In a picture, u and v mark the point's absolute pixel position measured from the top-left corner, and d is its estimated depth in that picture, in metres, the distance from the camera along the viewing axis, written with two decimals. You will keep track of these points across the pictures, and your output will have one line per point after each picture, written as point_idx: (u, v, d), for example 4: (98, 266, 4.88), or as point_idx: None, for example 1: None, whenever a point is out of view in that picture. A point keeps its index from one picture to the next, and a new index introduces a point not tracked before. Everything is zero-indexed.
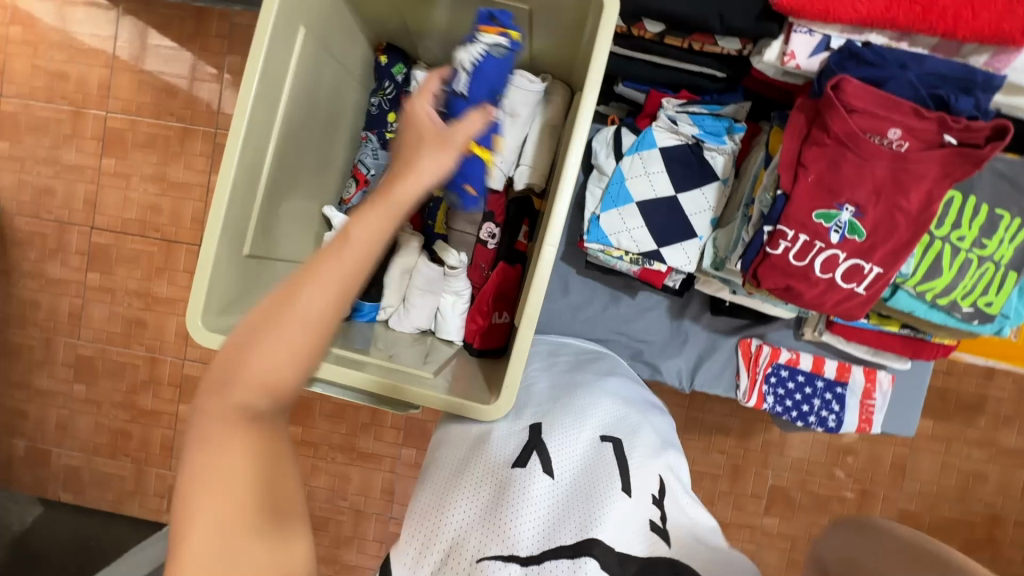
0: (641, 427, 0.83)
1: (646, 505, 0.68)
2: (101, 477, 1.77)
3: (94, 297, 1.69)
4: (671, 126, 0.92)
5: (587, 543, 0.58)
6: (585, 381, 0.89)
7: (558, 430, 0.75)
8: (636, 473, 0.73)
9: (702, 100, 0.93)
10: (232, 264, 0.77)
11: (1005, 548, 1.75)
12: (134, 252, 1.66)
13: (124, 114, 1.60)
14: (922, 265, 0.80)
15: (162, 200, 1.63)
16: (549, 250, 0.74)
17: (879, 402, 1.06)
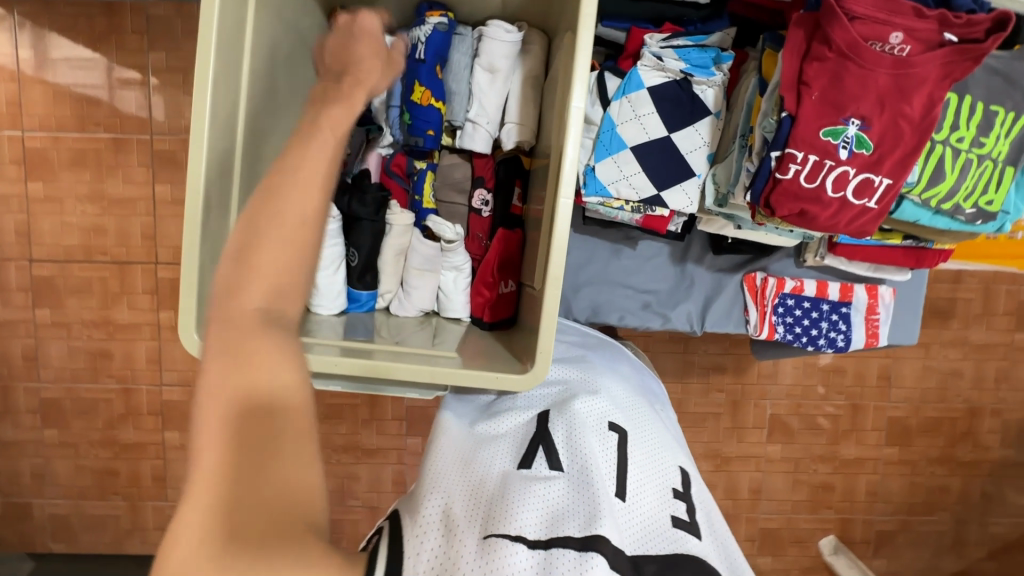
0: (653, 423, 0.82)
1: (660, 502, 0.66)
2: (92, 521, 1.67)
3: (47, 335, 1.55)
4: (658, 63, 0.88)
5: (597, 537, 0.55)
6: (598, 366, 0.89)
7: (563, 417, 0.75)
8: (651, 466, 0.72)
9: (686, 31, 0.89)
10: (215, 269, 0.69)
11: (984, 436, 1.88)
12: (84, 280, 1.52)
13: (44, 131, 1.44)
14: (926, 172, 0.80)
15: (105, 220, 1.49)
16: (565, 203, 0.69)
17: (883, 315, 1.09)
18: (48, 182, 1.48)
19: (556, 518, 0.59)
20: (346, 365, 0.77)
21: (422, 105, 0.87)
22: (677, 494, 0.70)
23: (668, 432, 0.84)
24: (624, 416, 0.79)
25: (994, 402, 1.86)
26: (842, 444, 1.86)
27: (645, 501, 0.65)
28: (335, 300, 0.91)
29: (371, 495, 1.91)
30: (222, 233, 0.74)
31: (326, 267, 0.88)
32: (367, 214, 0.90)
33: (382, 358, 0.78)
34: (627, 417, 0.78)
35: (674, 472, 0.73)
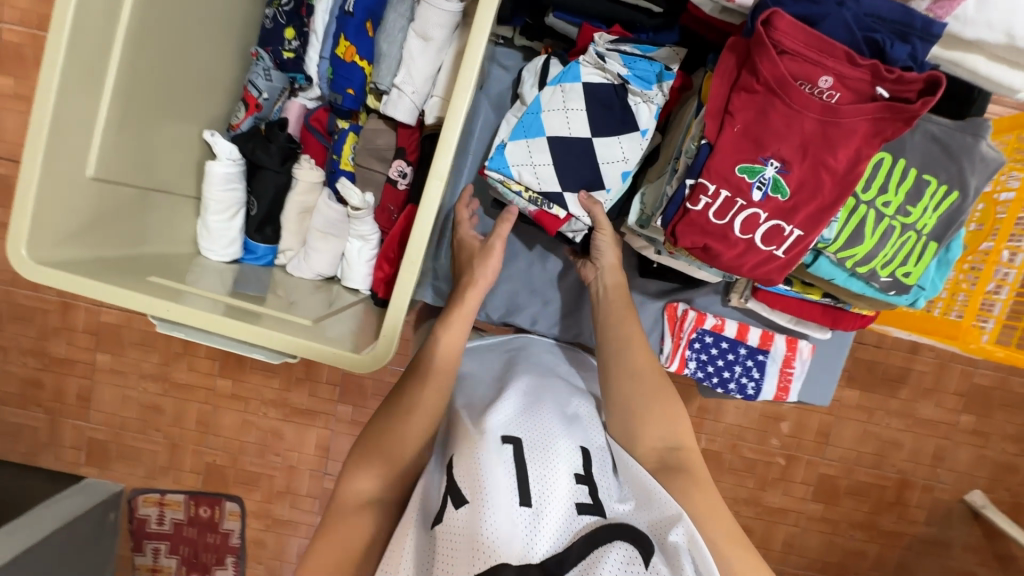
0: (547, 413, 0.77)
1: (561, 493, 0.64)
2: (14, 426, 1.89)
3: None
4: (598, 61, 0.84)
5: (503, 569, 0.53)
6: (480, 400, 0.82)
7: (462, 454, 0.68)
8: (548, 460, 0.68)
9: (636, 39, 0.85)
10: (69, 189, 0.66)
11: (911, 509, 1.86)
12: None
13: (22, 26, 1.47)
14: (845, 230, 0.76)
15: None
16: (436, 184, 0.64)
17: (798, 370, 1.05)
18: (18, 79, 1.51)
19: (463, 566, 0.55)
20: (224, 324, 0.70)
21: (346, 61, 0.88)
22: (579, 478, 0.68)
23: (562, 414, 0.80)
24: (513, 422, 0.73)
25: (927, 478, 1.84)
26: (768, 491, 1.85)
27: (547, 499, 0.63)
28: (226, 248, 0.89)
29: (293, 454, 1.90)
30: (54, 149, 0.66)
31: (222, 211, 0.86)
32: (271, 164, 0.89)
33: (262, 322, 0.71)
34: (514, 424, 0.73)
35: (572, 453, 0.71)
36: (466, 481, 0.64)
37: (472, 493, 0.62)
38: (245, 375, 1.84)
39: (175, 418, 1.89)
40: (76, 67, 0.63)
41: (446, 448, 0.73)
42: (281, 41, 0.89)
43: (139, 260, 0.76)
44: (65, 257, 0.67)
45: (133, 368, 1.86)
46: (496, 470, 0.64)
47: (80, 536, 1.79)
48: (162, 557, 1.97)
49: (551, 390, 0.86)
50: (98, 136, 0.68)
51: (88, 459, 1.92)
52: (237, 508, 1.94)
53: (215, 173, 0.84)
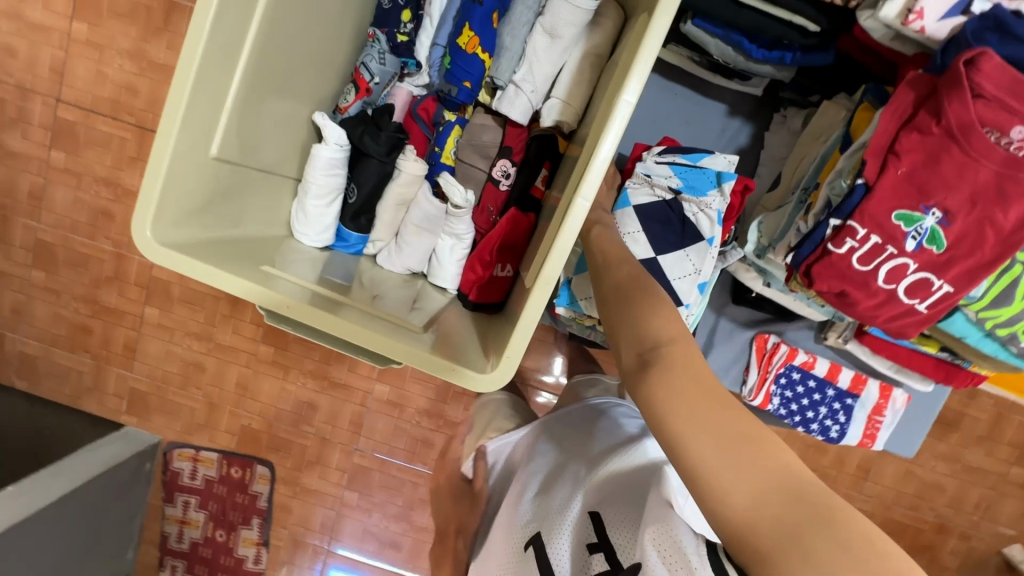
0: (562, 484, 0.75)
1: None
2: (58, 367, 1.92)
3: (56, 179, 1.73)
4: (647, 181, 0.88)
5: None
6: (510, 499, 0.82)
7: None
8: (562, 552, 0.66)
9: (683, 151, 0.88)
10: (192, 167, 0.63)
11: (943, 555, 1.81)
12: (105, 135, 1.70)
13: None
14: (993, 289, 0.70)
15: (138, 80, 1.66)
16: (581, 205, 0.59)
17: (888, 419, 1.00)
18: (92, 27, 1.63)
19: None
20: (316, 317, 0.64)
21: (466, 52, 0.82)
22: (592, 545, 0.64)
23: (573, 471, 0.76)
24: (531, 522, 0.73)
25: (966, 527, 1.79)
26: None
27: None
28: (320, 234, 0.87)
29: (326, 426, 1.91)
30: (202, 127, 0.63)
31: (321, 198, 0.83)
32: (378, 153, 0.85)
33: (349, 317, 0.66)
34: (531, 521, 0.73)
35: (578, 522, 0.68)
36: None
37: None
38: (287, 344, 1.84)
39: (216, 377, 1.91)
40: (218, 37, 0.59)
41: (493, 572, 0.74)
42: (398, 23, 0.85)
43: (244, 243, 0.73)
44: (181, 236, 0.64)
45: (179, 325, 1.87)
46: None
47: (116, 484, 1.81)
48: (191, 510, 2.02)
49: (572, 447, 0.83)
50: (224, 112, 0.65)
51: (129, 408, 1.95)
52: (266, 472, 1.96)
53: (320, 157, 0.81)
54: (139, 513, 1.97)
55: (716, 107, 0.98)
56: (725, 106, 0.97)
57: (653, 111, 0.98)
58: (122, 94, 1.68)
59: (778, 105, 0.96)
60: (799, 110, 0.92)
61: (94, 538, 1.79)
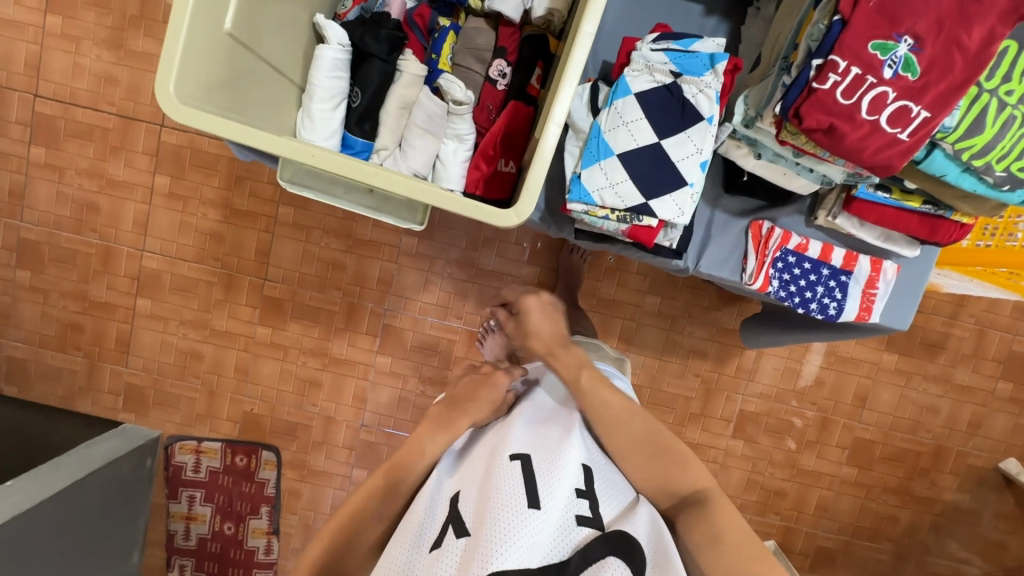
0: (554, 425, 0.81)
1: (562, 504, 0.70)
2: (48, 369, 1.89)
3: (38, 174, 1.74)
4: (646, 68, 0.90)
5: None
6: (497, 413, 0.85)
7: (470, 486, 0.72)
8: (554, 477, 0.72)
9: (676, 37, 0.90)
10: (209, 36, 0.66)
11: (944, 475, 1.86)
12: (86, 126, 1.71)
13: None
14: (966, 119, 0.76)
15: (118, 70, 1.68)
16: (584, 42, 0.71)
17: (881, 290, 1.05)
18: (68, 20, 1.65)
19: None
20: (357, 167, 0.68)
21: None
22: (583, 490, 0.73)
23: (575, 421, 0.83)
24: (526, 439, 0.77)
25: (963, 445, 1.85)
26: (804, 454, 1.85)
27: (551, 521, 0.68)
28: (327, 139, 0.89)
29: (330, 405, 1.90)
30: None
31: (324, 99, 0.87)
32: (380, 52, 0.88)
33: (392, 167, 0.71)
34: (525, 438, 0.77)
35: (577, 469, 0.75)
36: (473, 509, 0.70)
37: (477, 518, 0.68)
38: (285, 323, 1.83)
39: (214, 364, 1.89)
40: None
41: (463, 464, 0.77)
42: None
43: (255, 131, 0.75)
44: (200, 104, 0.66)
45: (173, 315, 1.85)
46: (507, 488, 0.69)
47: (118, 480, 1.75)
48: (196, 504, 1.97)
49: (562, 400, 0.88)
50: None
51: (125, 405, 1.92)
52: (272, 458, 1.94)
53: (324, 57, 0.85)
54: (142, 519, 1.89)
55: (692, 8, 1.03)
56: (701, 7, 1.03)
57: (630, 20, 1.03)
58: (101, 84, 1.69)
59: (750, 1, 1.02)
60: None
61: (100, 540, 1.71)
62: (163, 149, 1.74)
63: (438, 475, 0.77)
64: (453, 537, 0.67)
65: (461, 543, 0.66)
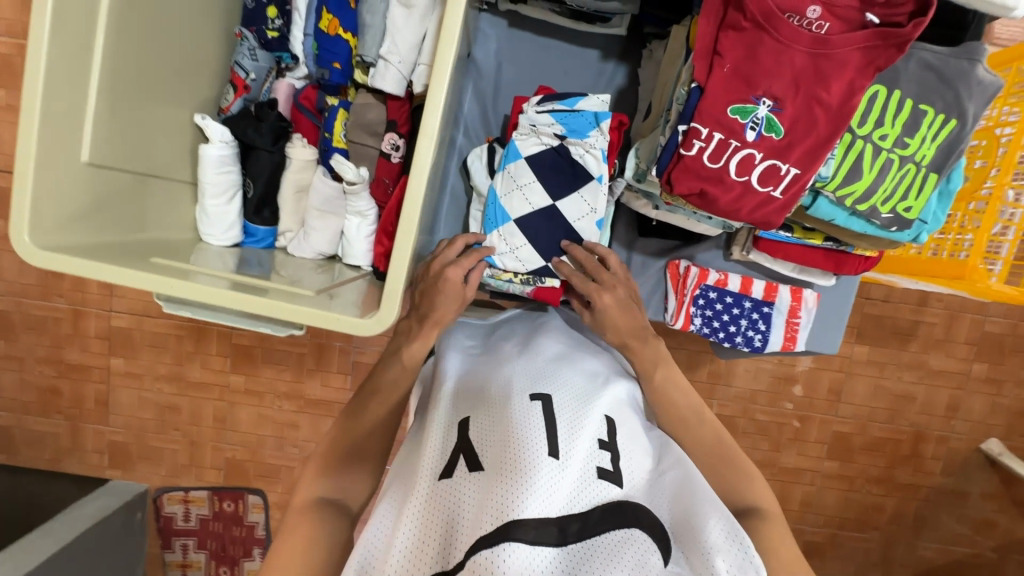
0: (569, 374, 0.79)
1: (582, 456, 0.65)
2: (34, 434, 1.89)
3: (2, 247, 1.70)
4: (533, 131, 0.90)
5: (515, 521, 0.55)
6: (501, 356, 0.84)
7: (481, 421, 0.69)
8: (572, 426, 0.69)
9: (561, 96, 0.90)
10: (64, 175, 0.66)
11: (927, 461, 1.82)
12: None
13: None
14: (842, 166, 0.75)
15: None
16: (427, 144, 0.63)
17: (804, 319, 1.05)
18: None
19: (478, 517, 0.56)
20: (233, 298, 0.68)
21: (330, 34, 0.88)
22: (602, 445, 0.69)
23: (588, 374, 0.81)
24: (541, 383, 0.75)
25: (944, 430, 1.80)
26: (783, 452, 1.82)
27: (574, 466, 0.64)
28: (227, 232, 0.90)
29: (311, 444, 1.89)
30: (67, 134, 0.66)
31: (215, 195, 0.86)
32: (264, 144, 0.89)
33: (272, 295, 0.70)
34: (542, 384, 0.75)
35: (596, 421, 0.72)
36: (488, 442, 0.66)
37: (494, 455, 0.63)
38: (258, 369, 1.83)
39: (193, 416, 1.89)
40: (61, 43, 0.62)
41: (470, 396, 0.75)
42: (265, 20, 0.90)
43: (144, 244, 0.77)
44: (66, 241, 0.67)
45: (147, 370, 1.86)
46: (525, 426, 0.66)
47: (108, 536, 1.81)
48: (191, 552, 2.01)
49: (570, 355, 0.86)
50: (91, 121, 0.68)
51: (112, 462, 1.92)
52: (259, 500, 1.93)
53: (209, 156, 0.84)
54: (138, 563, 1.96)
55: (589, 54, 1.02)
56: (597, 51, 1.02)
57: (532, 68, 1.02)
58: None
59: (644, 41, 1.00)
60: (661, 42, 0.96)
61: None
62: None
63: (444, 409, 0.75)
64: (467, 471, 0.63)
65: (477, 476, 0.61)
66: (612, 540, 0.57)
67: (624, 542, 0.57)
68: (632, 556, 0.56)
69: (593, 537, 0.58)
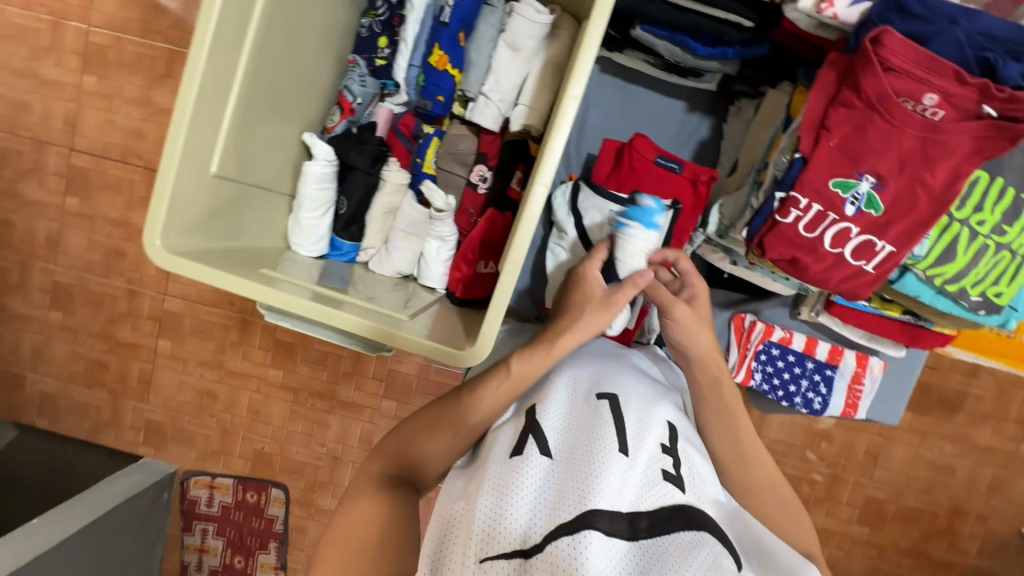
0: (634, 378, 0.78)
1: (649, 456, 0.63)
2: (77, 404, 1.89)
3: (72, 222, 1.71)
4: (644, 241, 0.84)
5: (589, 514, 0.54)
6: (564, 353, 0.83)
7: (549, 409, 0.68)
8: (639, 425, 0.67)
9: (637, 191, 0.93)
10: (196, 186, 0.71)
11: (963, 538, 1.73)
12: (115, 178, 1.68)
13: (108, 29, 1.57)
14: (935, 248, 0.76)
15: (146, 125, 1.63)
16: (540, 190, 0.66)
17: (867, 387, 1.04)
18: (102, 78, 1.61)
19: (554, 505, 0.55)
20: (318, 313, 0.72)
21: (438, 69, 0.91)
22: (667, 448, 0.66)
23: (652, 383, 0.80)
24: (607, 381, 0.74)
25: (983, 508, 1.71)
26: (810, 509, 1.75)
27: (642, 462, 0.62)
28: (316, 244, 0.93)
29: (338, 445, 1.86)
30: (202, 149, 0.70)
31: (313, 209, 0.90)
32: (363, 166, 0.92)
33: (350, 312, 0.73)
34: (609, 382, 0.74)
35: (662, 425, 0.69)
36: (556, 431, 0.65)
37: (563, 448, 0.62)
38: (295, 367, 1.81)
39: (228, 404, 1.88)
40: (211, 67, 0.67)
41: (535, 388, 0.74)
42: (375, 49, 0.94)
43: (243, 252, 0.80)
44: (188, 247, 0.72)
45: (191, 355, 1.85)
46: (595, 423, 0.65)
47: (134, 515, 1.79)
48: (209, 538, 1.97)
49: (633, 362, 0.85)
50: (221, 140, 0.73)
51: (146, 439, 1.92)
52: (281, 494, 1.91)
53: (311, 172, 0.88)
54: (157, 544, 1.92)
55: (676, 104, 1.04)
56: (683, 103, 1.04)
57: (619, 114, 1.05)
58: (131, 138, 1.66)
59: (732, 97, 1.02)
60: (751, 100, 0.99)
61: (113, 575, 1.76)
62: None
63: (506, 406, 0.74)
64: (537, 453, 0.62)
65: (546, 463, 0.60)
66: (682, 541, 0.54)
67: (695, 543, 0.54)
68: (705, 558, 0.52)
69: (663, 537, 0.55)
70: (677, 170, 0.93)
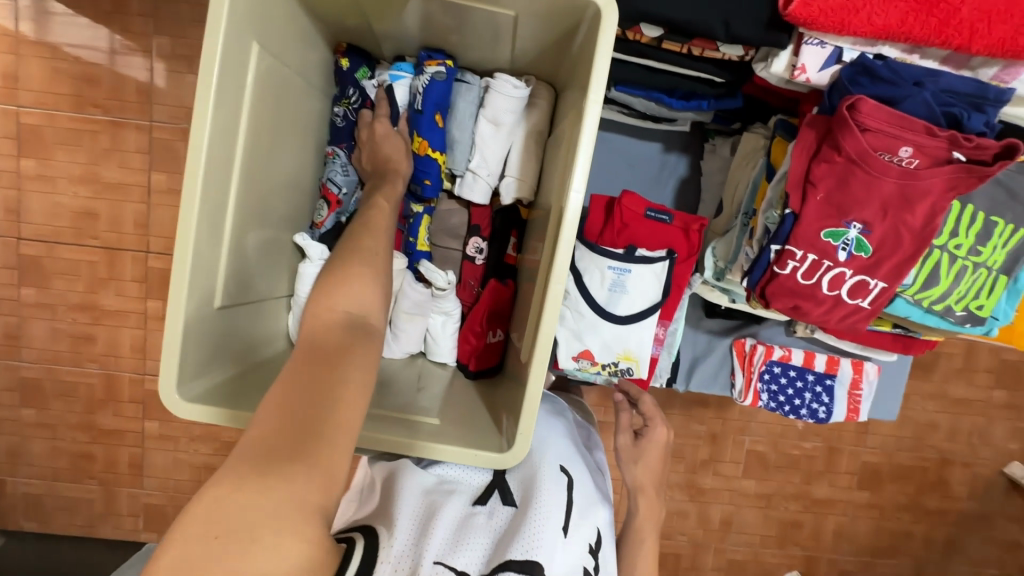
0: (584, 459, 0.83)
1: (579, 545, 0.66)
2: (66, 501, 1.55)
3: (31, 314, 1.42)
4: None
5: (532, 562, 0.58)
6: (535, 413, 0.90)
7: (521, 469, 0.75)
8: (586, 513, 0.71)
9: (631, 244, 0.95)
10: (202, 324, 0.69)
11: (954, 487, 1.82)
12: (71, 262, 1.39)
13: (39, 108, 1.31)
14: (921, 274, 0.80)
15: (96, 204, 1.36)
16: (556, 286, 0.66)
17: (866, 391, 1.10)
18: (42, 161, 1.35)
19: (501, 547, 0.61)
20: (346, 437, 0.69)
21: (421, 154, 0.90)
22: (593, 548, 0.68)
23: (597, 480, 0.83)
24: (571, 457, 0.81)
25: (967, 456, 1.80)
26: (814, 484, 1.80)
27: (576, 541, 0.66)
28: None
29: None
30: (201, 283, 0.67)
31: None
32: None
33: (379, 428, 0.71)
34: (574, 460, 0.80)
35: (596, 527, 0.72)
36: (521, 486, 0.72)
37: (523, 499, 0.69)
38: None
39: None
40: (204, 206, 0.65)
41: None
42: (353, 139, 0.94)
43: (251, 377, 0.77)
44: (201, 387, 0.69)
45: (183, 431, 1.53)
46: (555, 490, 0.70)
47: None
48: None
49: (587, 450, 0.89)
50: (221, 271, 0.71)
51: (147, 524, 1.58)
52: None
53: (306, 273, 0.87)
54: None
55: (652, 146, 1.07)
56: (659, 144, 1.07)
57: (599, 163, 1.07)
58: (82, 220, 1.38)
59: (706, 136, 1.05)
60: (725, 138, 1.02)
61: None
62: (150, 275, 1.40)
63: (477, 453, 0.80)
64: (499, 504, 0.69)
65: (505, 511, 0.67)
66: None
67: None
68: None
69: None
70: (667, 221, 0.96)
